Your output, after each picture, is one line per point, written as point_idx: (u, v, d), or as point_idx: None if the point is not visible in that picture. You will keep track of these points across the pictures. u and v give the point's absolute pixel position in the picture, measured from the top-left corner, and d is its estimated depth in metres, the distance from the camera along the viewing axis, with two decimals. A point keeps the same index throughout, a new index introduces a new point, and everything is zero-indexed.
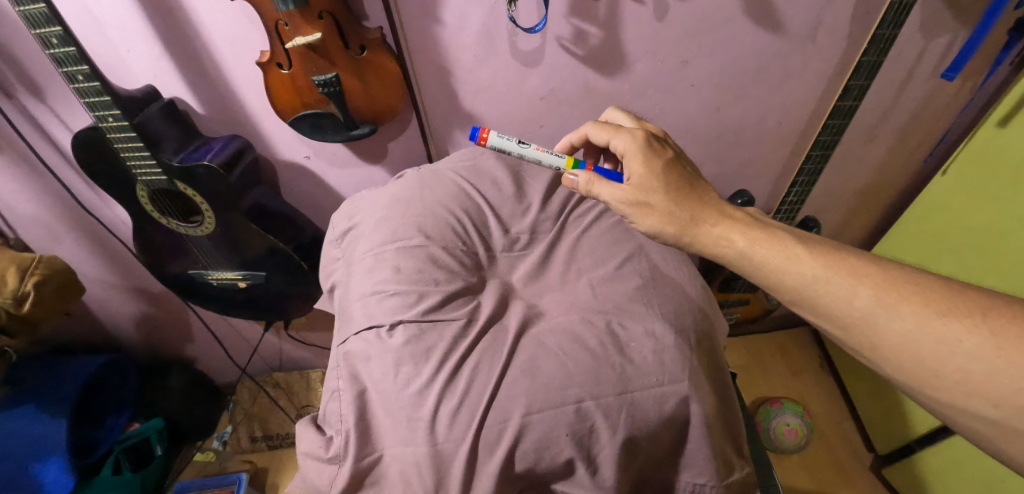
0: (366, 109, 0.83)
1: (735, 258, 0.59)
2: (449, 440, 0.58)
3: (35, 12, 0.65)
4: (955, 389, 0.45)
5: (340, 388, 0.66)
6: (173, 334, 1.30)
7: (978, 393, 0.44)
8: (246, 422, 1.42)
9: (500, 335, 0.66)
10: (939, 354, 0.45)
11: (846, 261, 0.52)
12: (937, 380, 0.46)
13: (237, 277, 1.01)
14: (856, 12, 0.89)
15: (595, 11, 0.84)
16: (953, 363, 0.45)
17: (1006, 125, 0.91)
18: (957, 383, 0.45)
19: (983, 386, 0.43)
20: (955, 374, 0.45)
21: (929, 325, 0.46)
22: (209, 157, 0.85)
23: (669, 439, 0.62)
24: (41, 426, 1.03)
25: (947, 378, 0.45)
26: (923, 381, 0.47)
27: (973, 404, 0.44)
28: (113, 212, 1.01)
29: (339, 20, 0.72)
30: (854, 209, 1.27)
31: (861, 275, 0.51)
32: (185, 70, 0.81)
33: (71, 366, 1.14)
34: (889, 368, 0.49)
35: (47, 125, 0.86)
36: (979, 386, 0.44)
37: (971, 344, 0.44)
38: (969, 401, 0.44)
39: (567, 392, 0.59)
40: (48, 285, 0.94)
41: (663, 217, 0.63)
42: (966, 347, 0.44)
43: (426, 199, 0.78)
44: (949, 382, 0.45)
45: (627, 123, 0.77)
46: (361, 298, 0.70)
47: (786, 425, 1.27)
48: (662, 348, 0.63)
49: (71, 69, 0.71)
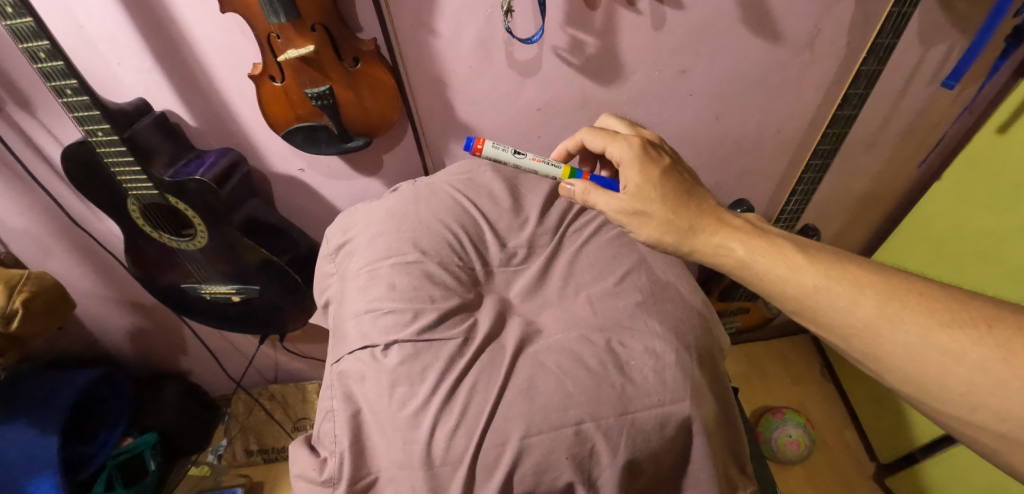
0: (360, 121, 0.82)
1: (736, 267, 0.57)
2: (446, 463, 0.56)
3: (22, 26, 0.64)
4: (961, 401, 0.44)
5: (334, 408, 0.64)
6: (167, 347, 1.28)
7: (983, 406, 0.43)
8: (241, 435, 1.38)
9: (498, 354, 0.65)
10: (944, 366, 0.44)
11: (847, 270, 0.51)
12: (942, 393, 0.44)
13: (231, 290, 0.99)
14: (855, 20, 0.89)
15: (592, 20, 0.83)
16: (958, 375, 0.43)
17: (1006, 131, 0.90)
18: (963, 395, 0.43)
19: (991, 399, 0.42)
20: (961, 386, 0.43)
21: (934, 337, 0.45)
22: (201, 171, 0.83)
23: (671, 459, 0.61)
24: (34, 443, 1.01)
25: (953, 390, 0.44)
26: (928, 394, 0.46)
27: (979, 417, 0.43)
28: (104, 225, 0.99)
29: (332, 32, 0.71)
30: (854, 217, 1.26)
31: (863, 285, 0.50)
32: (176, 82, 0.80)
33: (62, 381, 1.11)
34: (894, 380, 0.48)
35: (37, 139, 0.84)
36: (985, 398, 0.42)
37: (977, 355, 0.43)
38: (975, 415, 0.43)
39: (567, 413, 0.57)
40: (37, 301, 0.92)
41: (662, 227, 0.61)
42: (972, 359, 0.43)
43: (421, 213, 0.77)
44: (955, 394, 0.44)
45: (621, 129, 0.75)
46: (355, 315, 0.69)
47: (787, 437, 1.25)
48: (663, 366, 0.62)
49: (59, 83, 0.69)
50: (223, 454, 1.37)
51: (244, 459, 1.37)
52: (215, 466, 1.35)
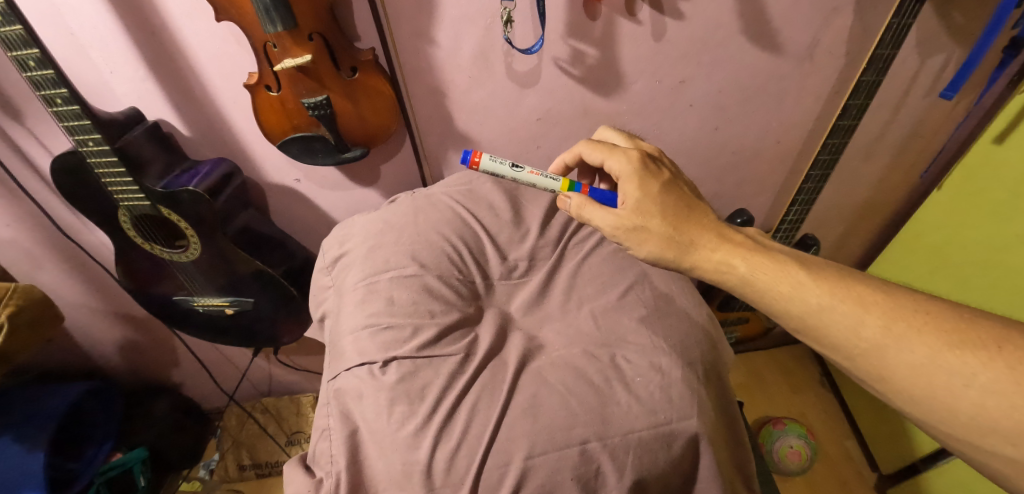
0: (357, 132, 0.81)
1: (737, 284, 0.56)
2: (446, 485, 0.54)
3: (11, 34, 0.62)
4: (970, 425, 0.42)
5: (330, 427, 0.62)
6: (158, 359, 1.26)
7: (994, 430, 0.41)
8: (234, 449, 1.36)
9: (500, 371, 0.64)
10: (953, 388, 0.43)
11: (852, 288, 0.50)
12: (952, 417, 0.43)
13: (224, 303, 0.97)
14: (853, 31, 0.89)
15: (592, 31, 0.82)
16: (968, 397, 0.42)
17: (1003, 141, 0.90)
18: (973, 419, 0.42)
19: (1002, 424, 0.41)
20: (971, 409, 0.42)
21: (942, 358, 0.44)
22: (195, 181, 0.81)
23: (678, 478, 0.59)
24: (16, 459, 0.97)
25: (963, 414, 0.43)
26: (937, 416, 0.44)
27: (990, 442, 0.42)
28: (95, 236, 0.97)
29: (329, 41, 0.70)
30: (853, 226, 1.26)
31: (868, 304, 0.49)
32: (171, 92, 0.79)
33: (50, 394, 1.08)
34: (901, 402, 0.47)
35: (26, 149, 0.82)
36: (995, 423, 0.41)
37: (986, 378, 0.42)
38: (986, 439, 0.42)
39: (572, 432, 0.56)
40: (23, 314, 0.89)
41: (663, 242, 0.60)
42: (981, 382, 0.42)
43: (420, 226, 0.75)
44: (964, 418, 0.43)
45: (620, 141, 0.74)
46: (352, 332, 0.67)
47: (789, 447, 1.24)
48: (669, 383, 0.60)
49: (49, 92, 0.67)
50: (215, 469, 1.34)
51: (237, 474, 1.34)
52: (207, 481, 1.33)
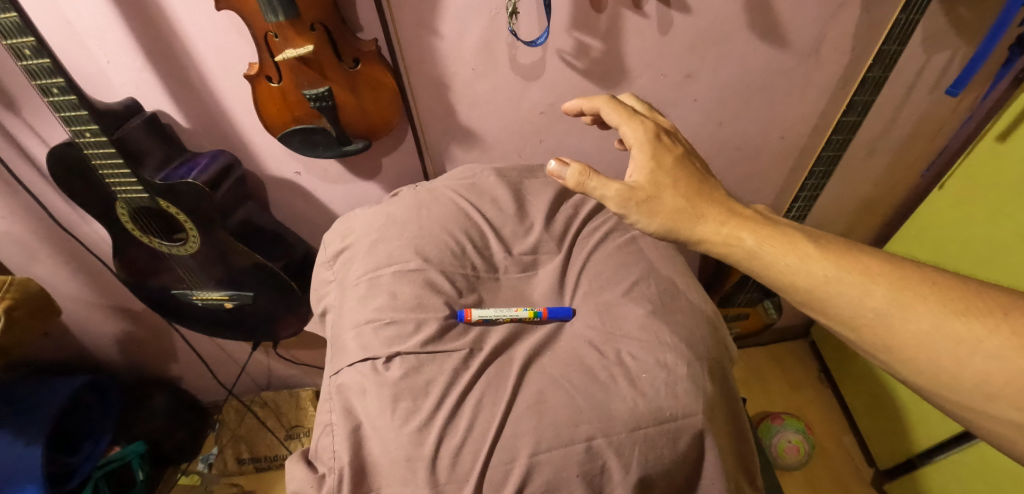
0: (359, 124, 0.80)
1: (745, 259, 0.53)
2: (451, 481, 0.54)
3: (6, 22, 0.61)
4: (974, 392, 0.43)
5: (333, 423, 0.62)
6: (156, 353, 1.25)
7: (999, 395, 0.42)
8: (232, 443, 1.35)
9: (504, 367, 0.63)
10: (959, 355, 0.43)
11: (858, 260, 0.50)
12: (956, 385, 0.44)
13: (224, 296, 0.96)
14: (858, 26, 0.88)
15: (596, 23, 0.81)
16: (973, 364, 0.43)
17: (1006, 140, 0.90)
18: (978, 385, 0.43)
19: (1006, 389, 0.42)
20: (976, 376, 0.43)
21: (948, 326, 0.44)
22: (194, 174, 0.80)
23: (683, 475, 0.59)
24: (15, 454, 0.96)
25: (967, 381, 0.43)
26: (942, 385, 0.45)
27: (995, 407, 0.42)
28: (92, 229, 0.96)
29: (331, 31, 0.69)
30: (854, 223, 1.26)
31: (874, 274, 0.48)
32: (169, 81, 0.77)
33: (48, 387, 1.07)
34: (904, 371, 0.47)
35: (22, 139, 0.81)
36: (999, 388, 0.42)
37: (993, 345, 0.42)
38: (991, 404, 0.42)
39: (577, 429, 0.56)
40: (21, 308, 0.89)
41: (673, 215, 0.56)
42: (987, 348, 0.43)
43: (424, 219, 0.75)
44: (970, 385, 0.43)
45: (639, 109, 0.67)
46: (355, 326, 0.66)
47: (786, 442, 1.25)
48: (675, 379, 0.60)
49: (45, 82, 0.66)
50: (213, 462, 1.34)
51: (236, 468, 1.34)
52: (206, 475, 1.33)
